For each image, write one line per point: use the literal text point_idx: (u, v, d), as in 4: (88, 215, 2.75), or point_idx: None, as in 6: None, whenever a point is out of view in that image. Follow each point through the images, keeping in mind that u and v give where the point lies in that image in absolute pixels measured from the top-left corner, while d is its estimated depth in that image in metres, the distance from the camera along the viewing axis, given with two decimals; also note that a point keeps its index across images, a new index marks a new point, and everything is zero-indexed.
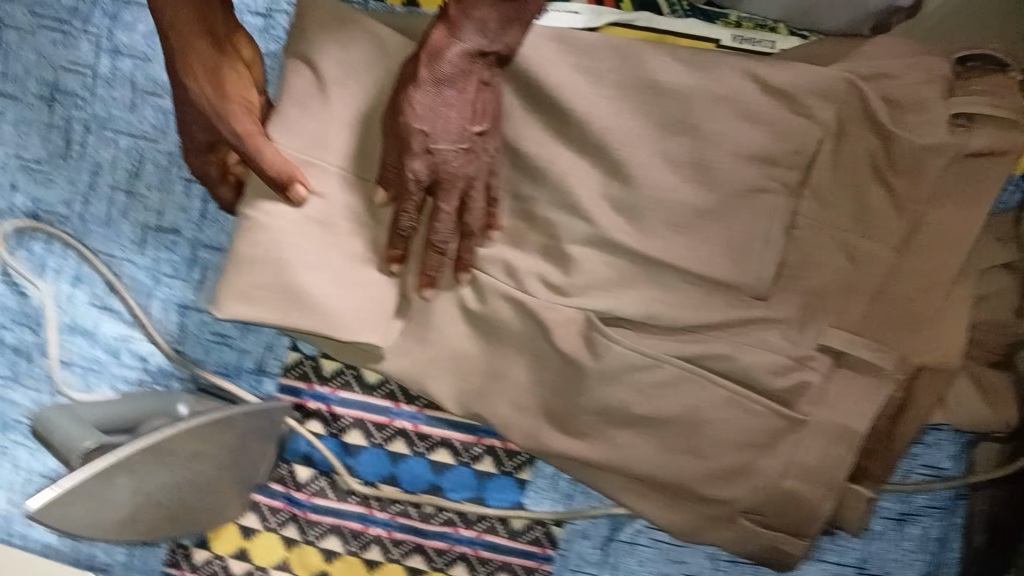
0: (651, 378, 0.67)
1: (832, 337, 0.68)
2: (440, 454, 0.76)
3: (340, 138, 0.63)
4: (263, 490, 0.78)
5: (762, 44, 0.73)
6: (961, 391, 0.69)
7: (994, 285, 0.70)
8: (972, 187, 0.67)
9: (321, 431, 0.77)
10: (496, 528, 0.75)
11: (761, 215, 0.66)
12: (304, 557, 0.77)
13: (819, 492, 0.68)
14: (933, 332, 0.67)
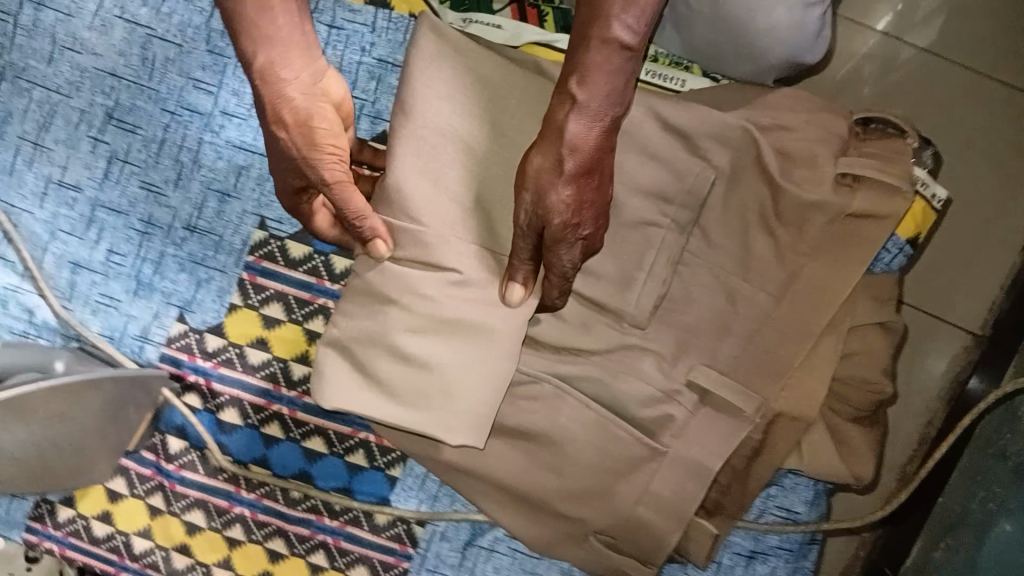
0: (527, 393, 0.69)
1: (700, 375, 0.69)
2: (314, 442, 0.76)
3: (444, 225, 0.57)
4: (133, 457, 0.78)
5: (672, 81, 0.75)
6: (820, 442, 0.71)
7: (866, 344, 0.72)
8: (853, 247, 0.68)
9: (197, 406, 0.77)
10: (359, 521, 0.76)
11: (646, 248, 0.67)
12: (166, 528, 0.77)
13: (671, 525, 0.69)
14: (799, 382, 0.70)
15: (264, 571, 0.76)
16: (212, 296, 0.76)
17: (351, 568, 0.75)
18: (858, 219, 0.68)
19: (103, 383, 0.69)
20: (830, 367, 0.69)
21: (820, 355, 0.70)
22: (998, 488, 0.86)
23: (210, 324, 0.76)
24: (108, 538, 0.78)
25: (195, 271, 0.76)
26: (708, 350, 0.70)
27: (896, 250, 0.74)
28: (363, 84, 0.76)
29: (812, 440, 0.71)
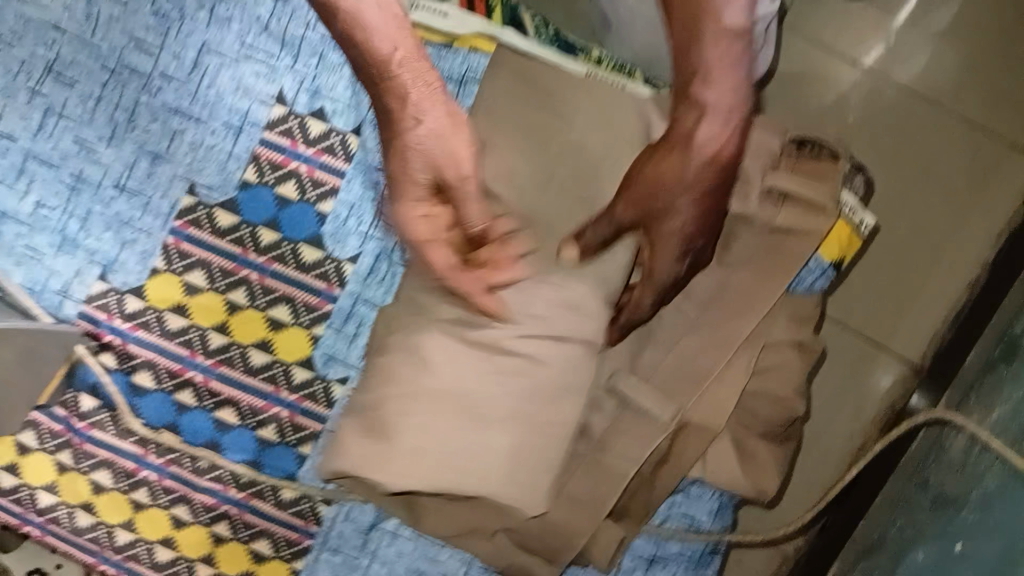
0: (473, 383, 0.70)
1: (623, 380, 0.69)
2: (225, 413, 0.76)
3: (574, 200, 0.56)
4: (44, 412, 0.77)
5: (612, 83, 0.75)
6: (728, 456, 0.71)
7: (785, 363, 0.72)
8: (773, 260, 0.69)
9: (111, 365, 0.77)
10: (265, 495, 0.76)
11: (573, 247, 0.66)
12: (73, 484, 0.77)
13: (575, 525, 0.70)
14: (712, 393, 0.69)
15: (167, 537, 0.77)
16: (135, 258, 0.76)
17: (253, 541, 0.76)
18: (783, 234, 0.69)
19: (13, 337, 0.69)
20: (743, 380, 0.69)
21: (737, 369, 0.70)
22: (917, 515, 0.90)
23: (132, 286, 0.76)
24: (15, 490, 0.77)
25: (121, 231, 0.76)
26: (627, 354, 0.70)
27: (819, 267, 0.75)
28: (304, 59, 0.77)
29: (721, 452, 0.71)
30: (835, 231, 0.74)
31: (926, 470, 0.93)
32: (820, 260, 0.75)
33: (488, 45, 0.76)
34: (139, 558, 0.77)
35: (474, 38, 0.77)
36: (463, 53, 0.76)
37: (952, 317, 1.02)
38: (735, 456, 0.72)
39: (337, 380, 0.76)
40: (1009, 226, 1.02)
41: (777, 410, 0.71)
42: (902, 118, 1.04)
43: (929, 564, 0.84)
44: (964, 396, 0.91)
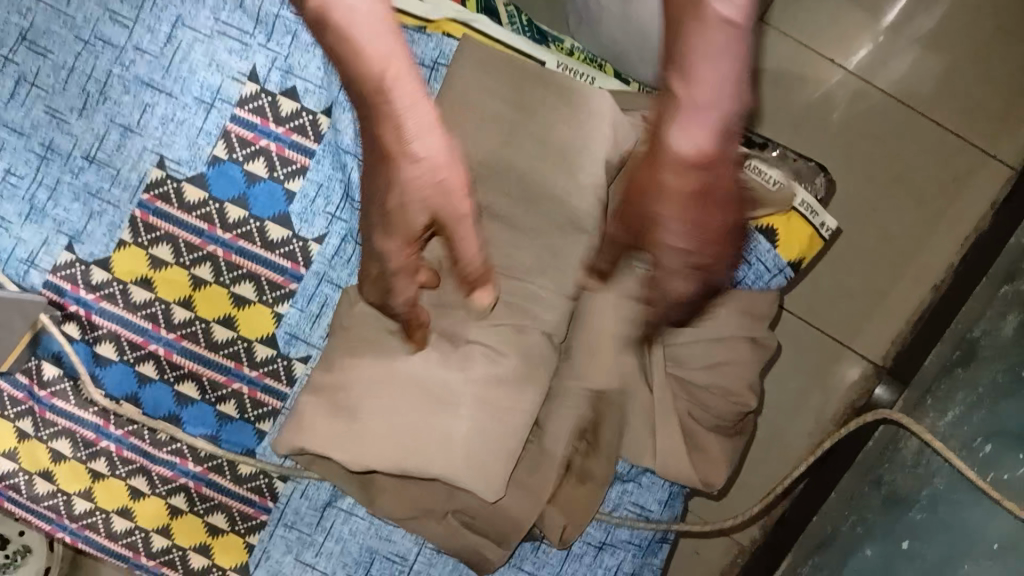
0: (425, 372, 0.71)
1: (578, 370, 0.71)
2: (186, 387, 0.77)
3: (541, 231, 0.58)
4: (7, 379, 0.78)
5: (582, 76, 0.76)
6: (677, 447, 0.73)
7: (737, 359, 0.74)
8: None
9: (74, 335, 0.77)
10: (222, 469, 0.77)
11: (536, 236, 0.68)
12: (32, 452, 0.77)
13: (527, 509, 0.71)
14: None
15: (124, 508, 0.77)
16: (102, 229, 0.76)
17: (209, 514, 0.77)
18: None
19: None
20: None
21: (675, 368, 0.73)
22: (868, 513, 0.92)
23: (98, 258, 0.76)
24: None
25: (89, 202, 0.76)
26: None
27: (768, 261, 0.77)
28: (277, 38, 0.78)
29: (671, 444, 0.73)
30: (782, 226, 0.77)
31: (880, 469, 0.95)
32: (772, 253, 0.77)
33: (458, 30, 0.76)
34: (96, 527, 0.77)
35: (447, 22, 0.77)
36: (437, 37, 0.75)
37: (914, 321, 1.04)
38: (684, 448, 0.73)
39: (300, 358, 0.77)
40: (975, 232, 1.03)
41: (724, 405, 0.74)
42: (875, 124, 1.06)
43: (875, 562, 0.86)
44: (920, 399, 0.93)
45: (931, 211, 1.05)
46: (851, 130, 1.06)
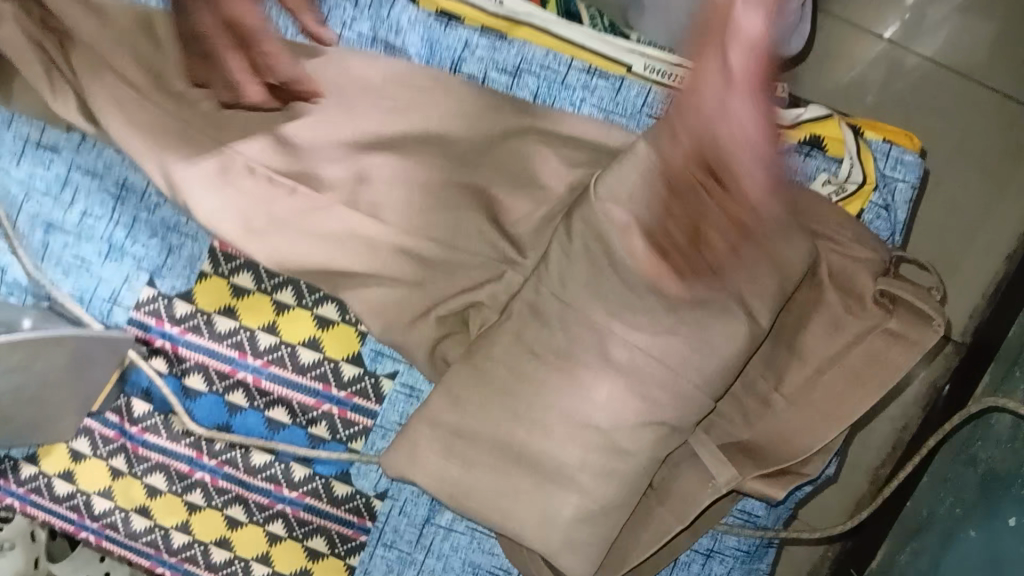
0: (671, 349, 0.64)
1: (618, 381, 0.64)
2: (277, 412, 0.77)
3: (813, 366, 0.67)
4: (97, 418, 0.78)
5: (669, 80, 0.73)
6: (629, 479, 0.66)
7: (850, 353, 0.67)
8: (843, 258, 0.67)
9: (163, 369, 0.78)
10: (319, 492, 0.77)
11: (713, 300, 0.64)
12: (128, 489, 0.78)
13: (600, 526, 0.68)
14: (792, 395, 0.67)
15: (222, 538, 0.77)
16: (182, 262, 0.78)
17: (309, 538, 0.77)
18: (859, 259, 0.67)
19: (90, 343, 0.71)
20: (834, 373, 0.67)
21: (655, 313, 0.63)
22: (966, 494, 0.87)
23: (180, 291, 0.78)
24: (70, 497, 0.78)
25: (167, 236, 0.78)
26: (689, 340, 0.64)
27: (901, 155, 0.72)
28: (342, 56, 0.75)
29: (720, 464, 0.68)
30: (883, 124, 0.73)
31: (973, 446, 0.89)
32: (849, 169, 0.70)
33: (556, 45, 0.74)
34: (196, 560, 0.77)
35: (528, 28, 0.74)
36: (519, 43, 0.74)
37: (989, 294, 0.99)
38: (734, 454, 0.70)
39: (387, 374, 0.77)
40: None
41: (832, 419, 0.67)
42: (933, 90, 1.01)
43: (983, 544, 0.81)
44: (1009, 370, 0.87)
45: (998, 180, 1.00)
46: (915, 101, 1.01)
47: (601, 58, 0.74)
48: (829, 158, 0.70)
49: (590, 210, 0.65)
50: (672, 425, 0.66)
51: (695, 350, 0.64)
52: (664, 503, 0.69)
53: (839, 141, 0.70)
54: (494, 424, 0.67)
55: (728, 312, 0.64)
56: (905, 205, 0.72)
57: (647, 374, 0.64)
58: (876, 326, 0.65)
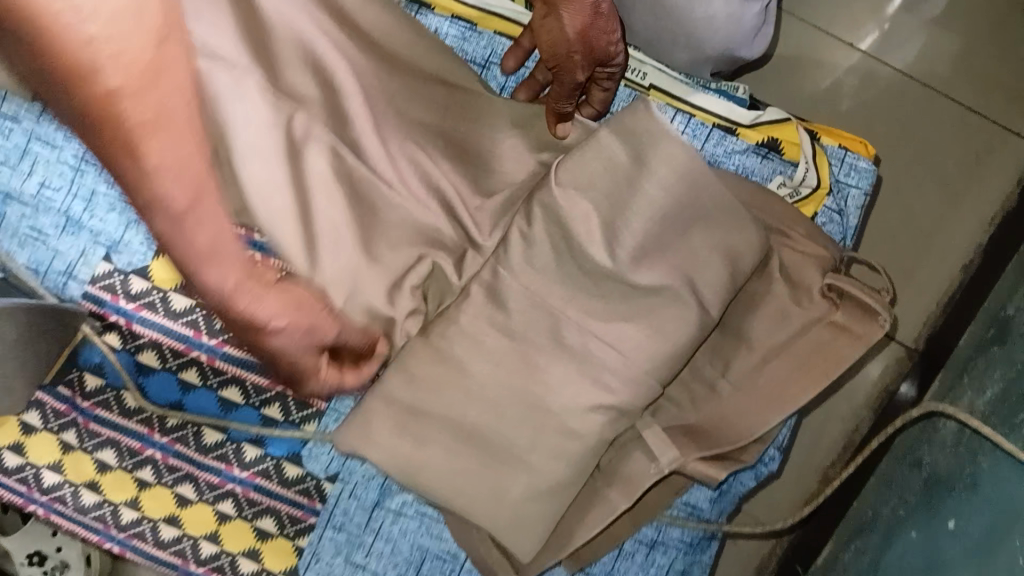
0: (620, 344, 0.66)
1: (567, 374, 0.65)
2: (230, 392, 0.77)
3: (762, 375, 0.68)
4: (49, 391, 0.78)
5: (633, 73, 0.73)
6: (578, 460, 0.67)
7: (800, 353, 0.67)
8: (791, 263, 0.69)
9: (116, 345, 0.78)
10: (269, 473, 0.77)
11: (664, 297, 0.66)
12: (77, 464, 0.77)
13: (547, 506, 0.68)
14: (736, 395, 0.69)
15: (171, 515, 0.77)
16: (139, 239, 0.77)
17: (258, 519, 0.77)
18: (802, 267, 0.68)
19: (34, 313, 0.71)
20: (778, 373, 0.68)
21: (608, 299, 0.66)
22: (909, 495, 0.89)
23: (136, 267, 0.77)
24: (20, 469, 0.77)
25: (124, 212, 0.77)
26: (640, 336, 0.66)
27: (856, 163, 0.73)
28: None
29: (665, 445, 0.68)
30: (839, 133, 0.74)
31: (919, 449, 0.91)
32: (804, 173, 0.71)
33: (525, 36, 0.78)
34: (144, 536, 0.77)
35: (500, 20, 0.79)
36: (488, 35, 0.78)
37: (943, 303, 1.01)
38: (681, 436, 0.70)
39: None
40: (1004, 209, 1.01)
41: (774, 407, 0.67)
42: (896, 102, 1.03)
43: (921, 545, 0.83)
44: (956, 378, 0.89)
45: (954, 193, 1.02)
46: (878, 111, 1.03)
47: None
48: (785, 161, 0.72)
49: (549, 199, 0.66)
50: (622, 408, 0.66)
51: (649, 342, 0.66)
52: (612, 483, 0.69)
53: (796, 144, 0.72)
54: (446, 400, 0.67)
55: (679, 299, 0.66)
56: (857, 212, 0.72)
57: (595, 365, 0.65)
58: (819, 319, 0.67)
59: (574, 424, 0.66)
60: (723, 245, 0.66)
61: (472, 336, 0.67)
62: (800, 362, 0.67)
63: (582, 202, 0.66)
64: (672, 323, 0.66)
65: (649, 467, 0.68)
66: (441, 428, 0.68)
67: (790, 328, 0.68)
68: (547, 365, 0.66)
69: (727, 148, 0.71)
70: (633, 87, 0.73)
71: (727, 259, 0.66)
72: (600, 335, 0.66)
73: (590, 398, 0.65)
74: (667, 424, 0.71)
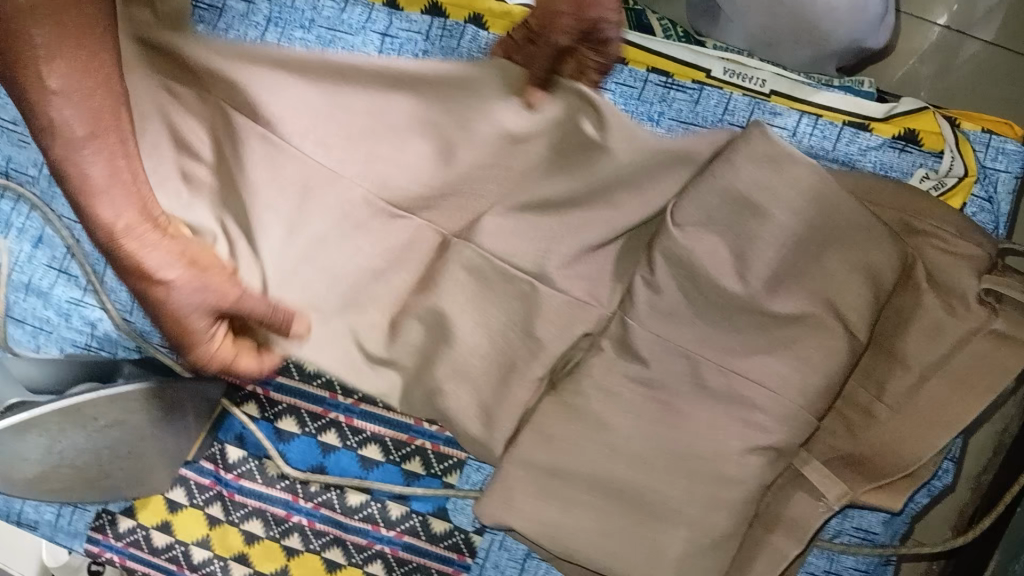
0: (769, 367, 0.62)
1: (717, 404, 0.63)
2: (371, 450, 0.76)
3: (929, 385, 0.63)
4: (192, 467, 0.79)
5: (752, 80, 0.70)
6: (739, 509, 0.62)
7: (968, 360, 0.62)
8: (945, 264, 0.63)
9: (256, 415, 0.78)
10: (417, 530, 0.75)
11: (812, 313, 0.62)
12: (225, 537, 0.78)
13: (712, 559, 0.64)
14: (903, 415, 0.64)
15: None
16: None
17: None
18: (957, 270, 0.63)
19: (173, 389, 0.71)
20: (946, 381, 0.63)
21: (744, 332, 0.63)
22: None
23: None
24: (168, 548, 0.78)
25: None
26: (789, 355, 0.62)
27: (1004, 145, 0.68)
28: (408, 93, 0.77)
29: (830, 481, 0.63)
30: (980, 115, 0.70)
31: None
32: (949, 163, 0.67)
33: (627, 52, 0.72)
34: None
35: None
36: None
37: None
38: (840, 468, 0.66)
39: None
40: None
41: (941, 423, 0.63)
42: None
43: None
44: None
45: None
46: None
47: (679, 67, 0.71)
48: (925, 152, 0.68)
49: (675, 231, 0.64)
50: (778, 448, 0.62)
51: (802, 361, 0.62)
52: (774, 529, 0.65)
53: (935, 134, 0.68)
54: (588, 460, 0.64)
55: (822, 328, 0.62)
56: (1009, 197, 0.68)
57: (747, 390, 0.62)
58: (979, 328, 0.62)
59: (734, 458, 0.61)
60: (872, 251, 0.62)
61: (611, 372, 0.65)
62: (967, 370, 0.62)
63: (709, 240, 0.63)
64: (823, 339, 0.62)
65: (816, 506, 0.64)
66: (591, 473, 0.64)
67: (954, 335, 0.62)
68: (696, 398, 0.63)
69: (861, 146, 0.68)
70: (753, 94, 0.70)
71: (877, 265, 0.62)
72: (746, 361, 0.63)
73: (746, 427, 0.62)
74: (824, 456, 0.66)
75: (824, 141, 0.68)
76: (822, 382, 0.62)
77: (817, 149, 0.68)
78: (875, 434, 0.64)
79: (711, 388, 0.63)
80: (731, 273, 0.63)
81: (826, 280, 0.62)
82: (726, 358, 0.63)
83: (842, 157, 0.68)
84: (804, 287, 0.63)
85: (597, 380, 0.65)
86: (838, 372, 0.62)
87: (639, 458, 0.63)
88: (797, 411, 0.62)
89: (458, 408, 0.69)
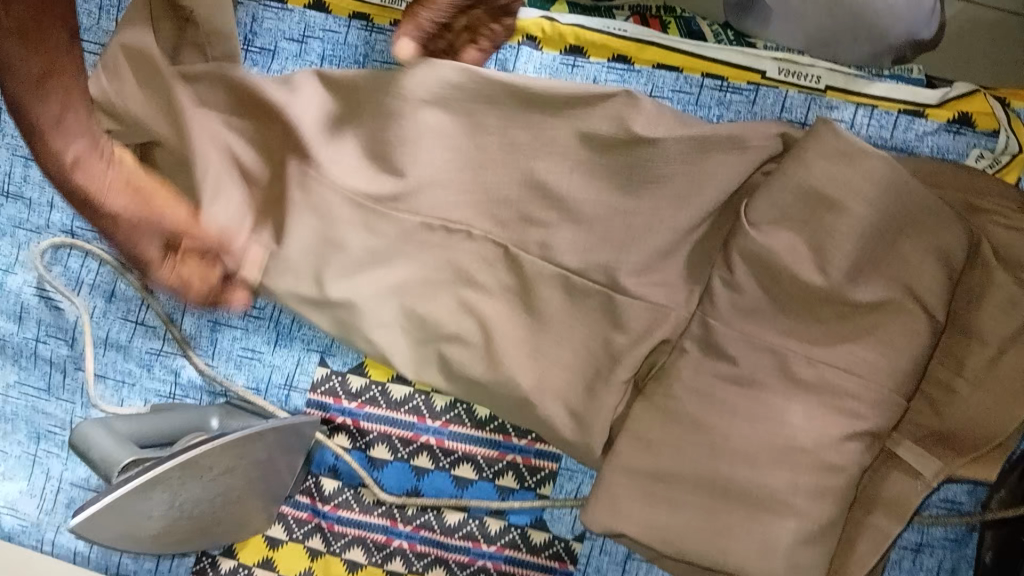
0: (856, 354, 0.64)
1: (810, 395, 0.65)
2: (464, 470, 0.78)
3: (1008, 356, 0.66)
4: (289, 502, 0.81)
5: (807, 79, 0.73)
6: (841, 494, 0.65)
7: None
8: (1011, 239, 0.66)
9: (348, 445, 0.80)
10: (517, 543, 0.77)
11: (892, 299, 0.64)
12: (328, 567, 0.79)
13: (819, 544, 0.66)
14: (985, 386, 0.66)
15: None
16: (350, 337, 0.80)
17: None
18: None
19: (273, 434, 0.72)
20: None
21: (827, 323, 0.66)
22: None
23: (351, 365, 0.80)
24: None
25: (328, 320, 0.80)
26: (874, 341, 0.64)
27: None
28: None
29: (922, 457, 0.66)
30: None
31: None
32: (1005, 141, 0.71)
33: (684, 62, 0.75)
34: None
35: None
36: None
37: None
38: (930, 444, 0.68)
39: None
40: None
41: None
42: None
43: None
44: None
45: None
46: None
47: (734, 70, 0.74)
48: (979, 133, 0.71)
49: (751, 230, 0.66)
50: (874, 431, 0.64)
51: (888, 346, 0.64)
52: (873, 508, 0.68)
53: (988, 115, 0.71)
54: (688, 461, 0.67)
55: (903, 313, 0.64)
56: None
57: (837, 379, 0.64)
58: None
59: (832, 446, 0.64)
60: (940, 233, 0.65)
61: (702, 374, 0.67)
62: None
63: (784, 238, 0.65)
64: (906, 323, 0.64)
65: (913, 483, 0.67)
66: (694, 473, 0.67)
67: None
68: (790, 391, 0.65)
69: (918, 132, 0.71)
70: (809, 93, 0.73)
71: (948, 247, 0.65)
72: (833, 351, 0.65)
73: (840, 414, 0.64)
74: (914, 436, 0.68)
75: (883, 131, 0.72)
76: (907, 364, 0.64)
77: (878, 139, 0.72)
78: (960, 408, 0.67)
79: (803, 379, 0.65)
80: (810, 267, 0.65)
81: (901, 265, 0.65)
82: (813, 350, 0.65)
83: (901, 144, 0.72)
84: (881, 274, 0.65)
85: (690, 383, 0.67)
86: (922, 352, 0.65)
87: (740, 455, 0.65)
88: (887, 394, 0.64)
89: (551, 421, 0.71)
